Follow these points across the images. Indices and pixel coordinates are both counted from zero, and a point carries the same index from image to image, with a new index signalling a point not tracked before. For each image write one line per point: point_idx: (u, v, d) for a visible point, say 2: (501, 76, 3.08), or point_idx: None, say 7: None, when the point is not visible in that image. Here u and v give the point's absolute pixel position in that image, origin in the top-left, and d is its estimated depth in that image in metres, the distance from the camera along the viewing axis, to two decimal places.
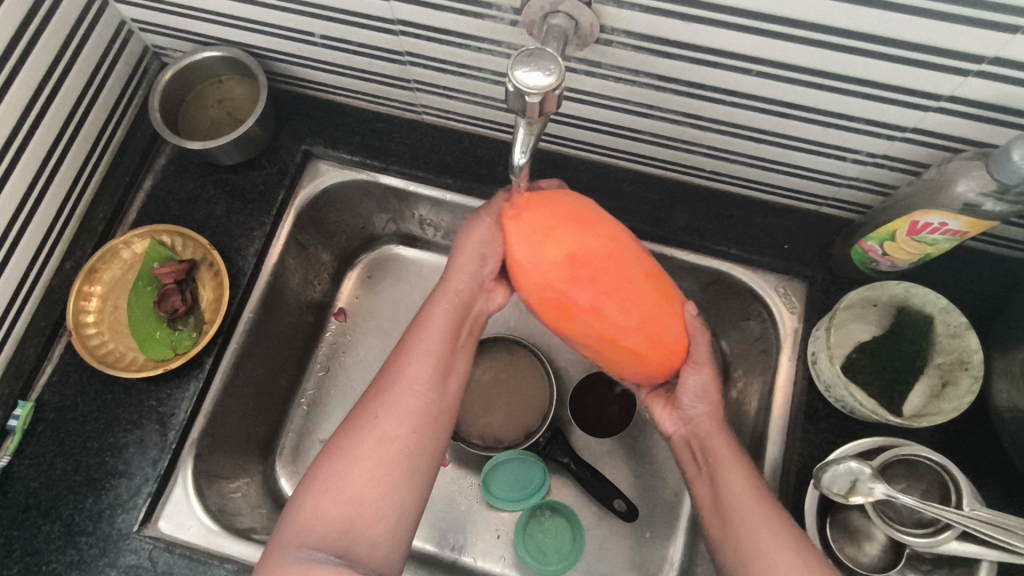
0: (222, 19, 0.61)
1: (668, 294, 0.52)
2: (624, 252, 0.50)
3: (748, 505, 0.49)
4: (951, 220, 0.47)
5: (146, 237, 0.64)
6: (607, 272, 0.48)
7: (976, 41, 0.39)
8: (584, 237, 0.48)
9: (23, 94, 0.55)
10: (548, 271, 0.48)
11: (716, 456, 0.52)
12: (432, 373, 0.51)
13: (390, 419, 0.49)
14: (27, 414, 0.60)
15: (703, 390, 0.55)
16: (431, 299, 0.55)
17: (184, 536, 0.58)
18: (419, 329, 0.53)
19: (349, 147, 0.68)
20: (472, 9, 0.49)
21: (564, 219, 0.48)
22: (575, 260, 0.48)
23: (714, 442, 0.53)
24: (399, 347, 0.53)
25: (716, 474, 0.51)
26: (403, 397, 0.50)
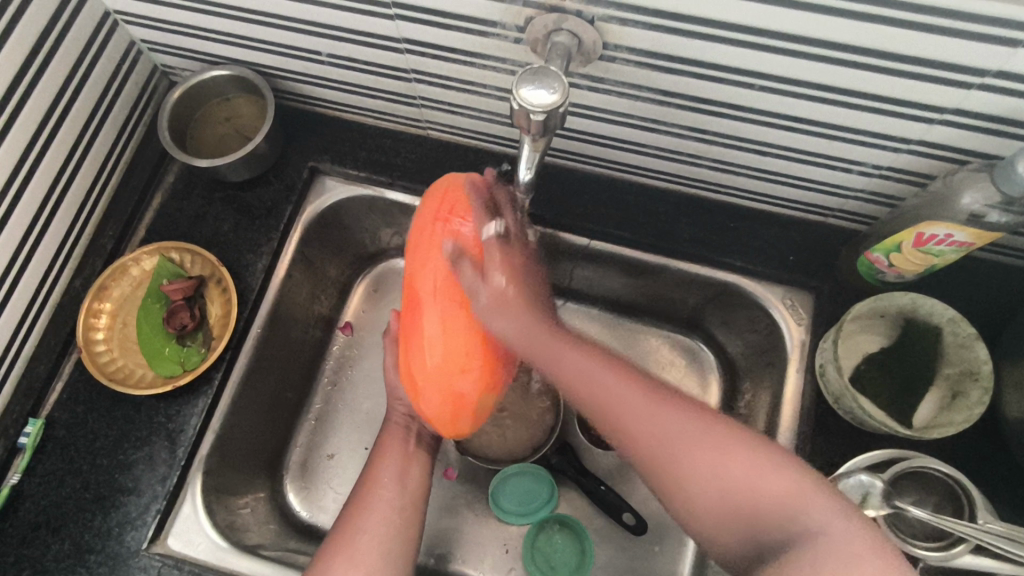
0: (230, 39, 0.61)
1: (445, 260, 0.53)
2: (426, 337, 0.53)
3: (613, 386, 0.48)
4: (958, 230, 0.47)
5: (155, 254, 0.65)
6: (449, 353, 0.53)
7: (979, 55, 0.40)
8: (433, 386, 0.54)
9: (34, 115, 0.56)
10: (464, 383, 0.54)
11: (567, 367, 0.51)
12: (399, 484, 0.59)
13: (366, 517, 0.55)
14: (37, 431, 0.60)
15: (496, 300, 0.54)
16: (379, 439, 0.63)
17: (193, 553, 0.58)
18: (374, 461, 0.61)
19: (355, 163, 0.69)
20: (477, 27, 0.49)
21: (431, 395, 0.55)
22: (454, 386, 0.54)
23: (566, 357, 0.52)
24: (369, 465, 0.61)
25: (588, 382, 0.49)
26: (373, 507, 0.56)
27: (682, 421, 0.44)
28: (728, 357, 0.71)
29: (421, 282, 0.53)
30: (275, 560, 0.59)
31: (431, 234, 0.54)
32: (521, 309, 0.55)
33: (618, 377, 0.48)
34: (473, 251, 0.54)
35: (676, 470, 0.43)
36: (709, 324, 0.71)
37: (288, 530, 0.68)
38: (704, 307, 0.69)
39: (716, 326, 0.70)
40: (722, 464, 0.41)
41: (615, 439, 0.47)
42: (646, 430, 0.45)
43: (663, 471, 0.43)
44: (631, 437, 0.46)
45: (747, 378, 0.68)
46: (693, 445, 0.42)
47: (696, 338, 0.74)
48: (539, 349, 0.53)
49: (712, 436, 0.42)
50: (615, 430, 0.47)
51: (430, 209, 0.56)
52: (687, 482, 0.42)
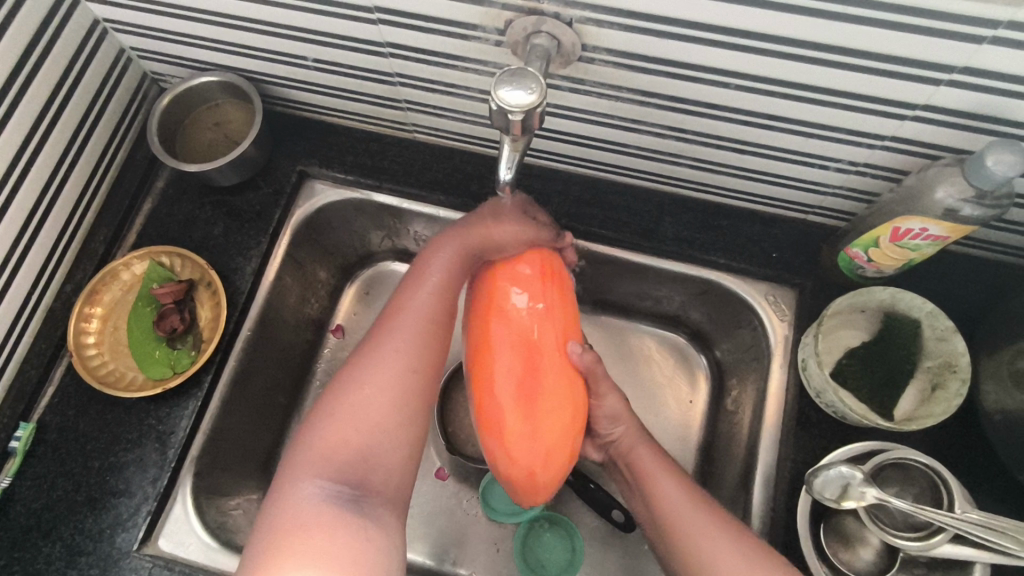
0: (217, 45, 0.62)
1: (558, 320, 0.53)
2: (547, 395, 0.51)
3: (710, 550, 0.48)
4: (933, 224, 0.49)
5: (146, 258, 0.66)
6: (578, 412, 0.53)
7: (944, 51, 0.41)
8: (535, 446, 0.51)
9: (24, 122, 0.57)
10: (562, 437, 0.52)
11: (670, 499, 0.52)
12: (429, 316, 0.51)
13: (370, 392, 0.47)
14: (29, 435, 0.60)
15: (617, 412, 0.58)
16: (395, 308, 0.52)
17: (184, 554, 0.58)
18: (389, 321, 0.51)
19: (343, 166, 0.70)
20: (458, 31, 0.50)
21: (537, 457, 0.52)
22: (571, 444, 0.53)
23: (666, 493, 0.53)
24: (377, 328, 0.51)
25: (676, 517, 0.51)
26: (381, 371, 0.48)
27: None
28: (715, 354, 0.72)
29: (525, 340, 0.51)
30: None
31: (543, 292, 0.53)
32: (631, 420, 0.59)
33: (707, 544, 0.49)
34: (566, 310, 0.54)
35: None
36: (696, 322, 0.72)
37: None
38: (691, 305, 0.69)
39: (702, 323, 0.71)
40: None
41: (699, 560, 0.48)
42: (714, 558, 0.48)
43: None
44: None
45: (733, 375, 0.69)
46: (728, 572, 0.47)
47: (684, 337, 0.74)
48: (647, 468, 0.56)
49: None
50: (691, 568, 0.49)
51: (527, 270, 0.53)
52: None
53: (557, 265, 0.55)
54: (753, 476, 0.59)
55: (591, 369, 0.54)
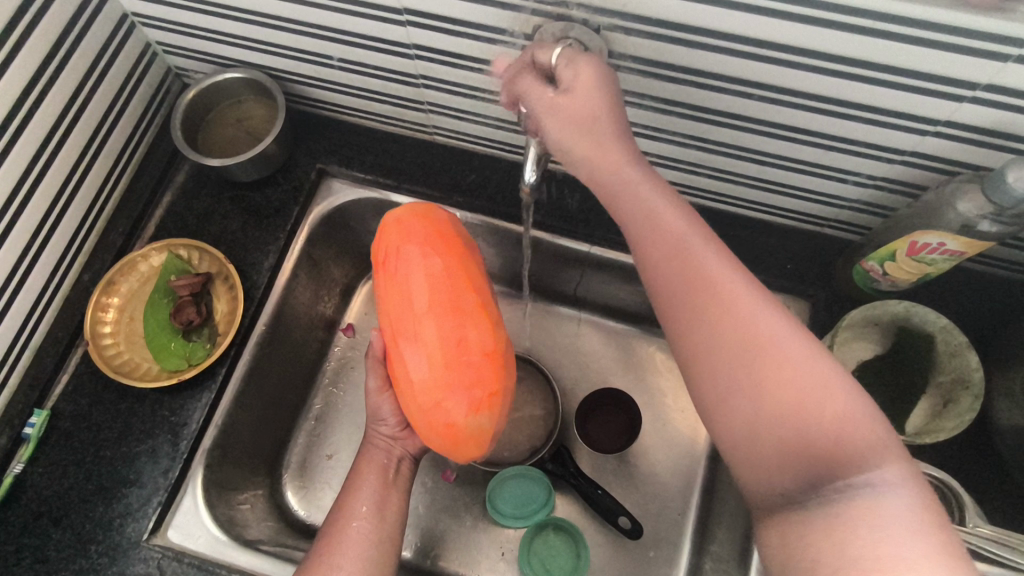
0: (244, 42, 0.63)
1: (392, 295, 0.56)
2: (416, 369, 0.55)
3: (719, 309, 0.39)
4: (949, 239, 0.49)
5: (164, 250, 0.66)
6: (417, 386, 0.55)
7: (968, 68, 0.41)
8: (433, 415, 0.55)
9: (51, 112, 0.57)
10: (449, 407, 0.55)
11: (677, 239, 0.42)
12: (376, 494, 0.58)
13: (337, 530, 0.55)
14: (43, 422, 0.61)
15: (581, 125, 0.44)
16: (355, 466, 0.61)
17: (192, 546, 0.58)
18: (352, 481, 0.59)
19: (364, 166, 0.71)
20: (486, 35, 0.51)
21: (436, 428, 0.56)
22: (441, 417, 0.55)
23: (668, 227, 0.42)
24: (344, 490, 0.59)
25: (684, 269, 0.41)
26: (346, 532, 0.54)
27: (807, 370, 0.36)
28: None
29: (403, 315, 0.55)
30: (273, 555, 0.59)
31: (394, 273, 0.56)
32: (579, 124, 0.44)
33: (726, 315, 0.39)
34: (391, 281, 0.56)
35: (725, 381, 0.38)
36: None
37: (286, 528, 0.68)
38: None
39: None
40: (796, 397, 0.36)
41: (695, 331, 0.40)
42: (728, 305, 0.39)
43: (711, 366, 0.39)
44: (710, 355, 0.39)
45: None
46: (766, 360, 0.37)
47: None
48: (681, 240, 0.42)
49: (801, 361, 0.37)
50: (687, 336, 0.40)
51: (391, 253, 0.57)
52: (730, 390, 0.38)
53: (406, 243, 0.56)
54: None
55: (434, 339, 0.54)
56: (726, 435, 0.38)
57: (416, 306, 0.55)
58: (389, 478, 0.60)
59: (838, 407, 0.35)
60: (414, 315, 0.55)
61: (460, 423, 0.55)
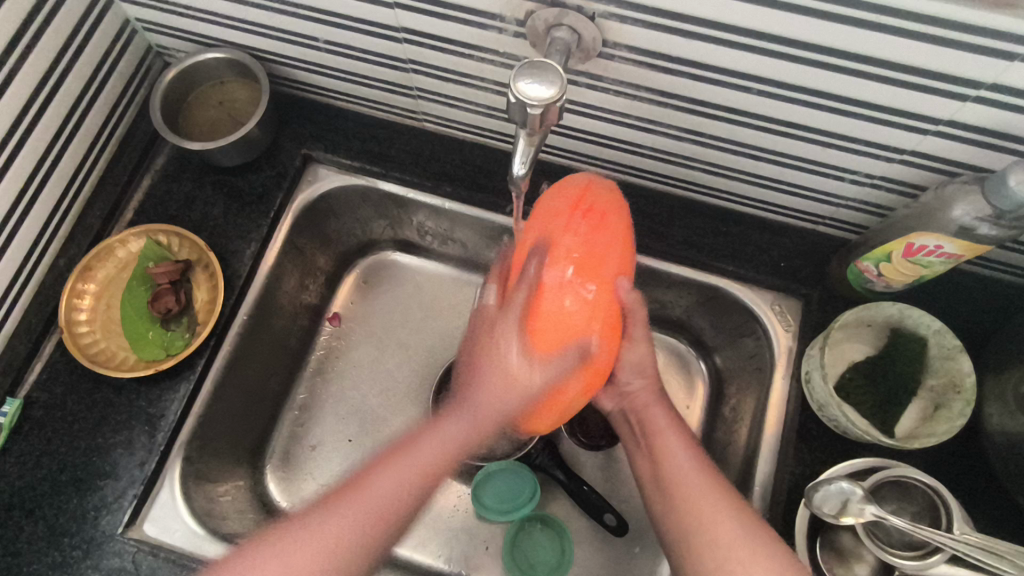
0: (227, 21, 0.61)
1: (596, 247, 0.49)
2: (583, 327, 0.49)
3: (681, 476, 0.52)
4: (948, 242, 0.48)
5: (143, 236, 0.64)
6: (575, 346, 0.50)
7: (975, 67, 0.40)
8: (564, 374, 0.50)
9: (22, 90, 0.55)
10: (577, 375, 0.51)
11: (681, 469, 0.52)
12: (420, 470, 0.50)
13: (318, 544, 0.46)
14: (15, 411, 0.59)
15: (641, 368, 0.59)
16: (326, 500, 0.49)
17: (169, 540, 0.57)
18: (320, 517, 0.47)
19: (349, 152, 0.68)
20: (477, 20, 0.49)
21: (549, 384, 0.50)
22: (568, 378, 0.50)
23: (680, 465, 0.53)
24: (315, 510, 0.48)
25: (682, 478, 0.52)
26: (306, 539, 0.46)
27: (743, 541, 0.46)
28: (715, 361, 0.71)
29: (597, 266, 0.49)
30: None
31: (605, 229, 0.50)
32: (642, 351, 0.58)
33: (704, 494, 0.50)
34: (601, 235, 0.50)
35: (698, 546, 0.48)
36: (698, 327, 0.71)
37: (267, 520, 0.67)
38: (693, 310, 0.69)
39: (705, 329, 0.70)
40: (741, 542, 0.46)
41: (678, 511, 0.50)
42: (697, 486, 0.51)
43: (695, 530, 0.48)
44: (692, 512, 0.49)
45: (733, 383, 0.68)
46: (719, 514, 0.48)
47: (684, 342, 0.73)
48: (655, 424, 0.57)
49: (751, 535, 0.46)
50: (676, 506, 0.51)
51: (596, 210, 0.51)
52: (701, 544, 0.48)
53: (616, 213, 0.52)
54: (749, 486, 0.59)
55: (609, 318, 0.51)
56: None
57: (612, 267, 0.50)
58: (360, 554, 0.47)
59: (776, 571, 0.44)
60: (608, 281, 0.50)
61: (566, 391, 0.51)
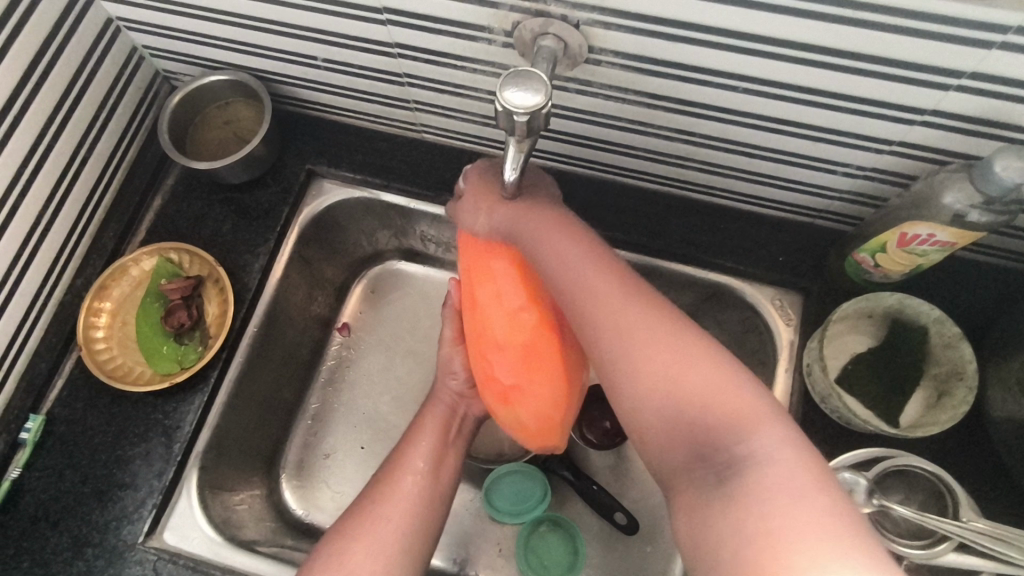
0: (229, 44, 0.63)
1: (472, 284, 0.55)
2: (488, 344, 0.55)
3: (626, 338, 0.42)
4: (940, 230, 0.48)
5: (155, 254, 0.66)
6: (496, 373, 0.56)
7: (953, 56, 0.40)
8: (500, 384, 0.56)
9: (37, 119, 0.57)
10: (513, 383, 0.56)
11: (608, 339, 0.43)
12: (438, 433, 0.61)
13: (366, 539, 0.52)
14: (38, 427, 0.61)
15: (529, 247, 0.52)
16: (364, 497, 0.56)
17: (188, 547, 0.59)
18: (359, 518, 0.54)
19: (352, 165, 0.70)
20: (466, 32, 0.51)
21: (498, 393, 0.57)
22: (504, 389, 0.56)
23: (621, 313, 0.43)
24: (366, 497, 0.56)
25: (619, 344, 0.42)
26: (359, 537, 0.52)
27: (725, 418, 0.37)
28: None
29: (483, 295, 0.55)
30: (269, 556, 0.60)
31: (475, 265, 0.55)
32: (553, 232, 0.50)
33: (665, 357, 0.40)
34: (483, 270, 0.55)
35: (663, 413, 0.39)
36: (701, 323, 0.71)
37: (283, 528, 0.69)
38: (695, 308, 0.69)
39: (708, 325, 0.71)
40: (699, 414, 0.38)
41: (620, 362, 0.41)
42: (648, 343, 0.41)
43: (642, 399, 0.40)
44: (648, 378, 0.40)
45: None
46: (670, 376, 0.39)
47: None
48: (573, 288, 0.46)
49: (721, 400, 0.38)
50: (621, 351, 0.42)
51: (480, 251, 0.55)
52: (654, 415, 0.39)
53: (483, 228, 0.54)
54: None
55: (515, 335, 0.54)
56: (660, 457, 0.40)
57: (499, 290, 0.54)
58: (416, 507, 0.55)
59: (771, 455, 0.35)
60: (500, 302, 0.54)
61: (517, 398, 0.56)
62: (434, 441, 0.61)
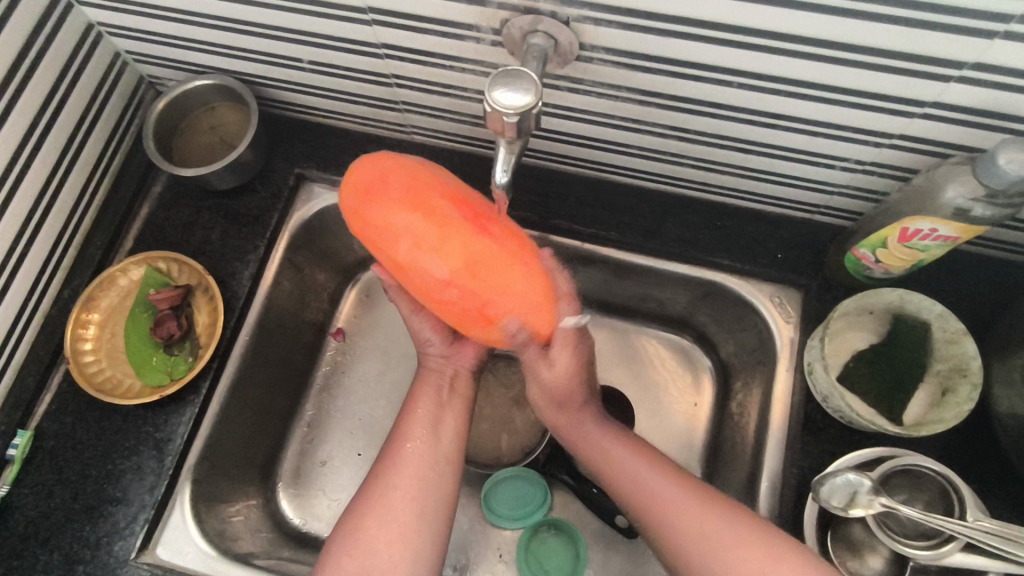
0: (213, 48, 0.62)
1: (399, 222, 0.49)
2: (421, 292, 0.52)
3: (655, 502, 0.53)
4: (943, 224, 0.48)
5: (142, 263, 0.65)
6: (450, 315, 0.52)
7: (954, 47, 0.39)
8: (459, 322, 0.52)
9: (18, 128, 0.56)
10: (465, 318, 0.51)
11: (662, 492, 0.53)
12: (433, 392, 0.59)
13: (378, 516, 0.52)
14: (26, 442, 0.60)
15: (559, 355, 0.56)
16: (372, 468, 0.55)
17: (183, 562, 0.58)
18: (370, 489, 0.54)
19: (342, 169, 0.69)
20: (453, 31, 0.49)
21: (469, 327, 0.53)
22: (465, 323, 0.52)
23: (647, 488, 0.54)
24: (375, 467, 0.55)
25: (664, 504, 0.52)
26: (372, 513, 0.52)
27: (755, 544, 0.47)
28: (720, 356, 0.71)
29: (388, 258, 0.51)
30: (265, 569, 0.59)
31: (379, 204, 0.50)
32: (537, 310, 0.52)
33: (682, 507, 0.51)
34: (403, 203, 0.49)
35: (693, 553, 0.50)
36: (700, 322, 0.70)
37: (281, 538, 0.68)
38: (694, 306, 0.68)
39: (707, 324, 0.70)
40: (749, 558, 0.47)
41: (660, 527, 0.52)
42: (693, 524, 0.50)
43: (674, 522, 0.51)
44: (690, 545, 0.50)
45: (739, 377, 0.68)
46: (714, 548, 0.49)
47: (688, 338, 0.73)
48: (621, 472, 0.56)
49: (750, 535, 0.48)
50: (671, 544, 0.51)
51: (392, 188, 0.50)
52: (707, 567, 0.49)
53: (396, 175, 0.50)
54: (758, 481, 0.58)
55: (430, 277, 0.50)
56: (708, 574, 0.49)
57: (390, 243, 0.50)
58: (424, 471, 0.54)
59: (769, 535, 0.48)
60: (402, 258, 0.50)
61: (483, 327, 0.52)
62: (432, 399, 0.59)
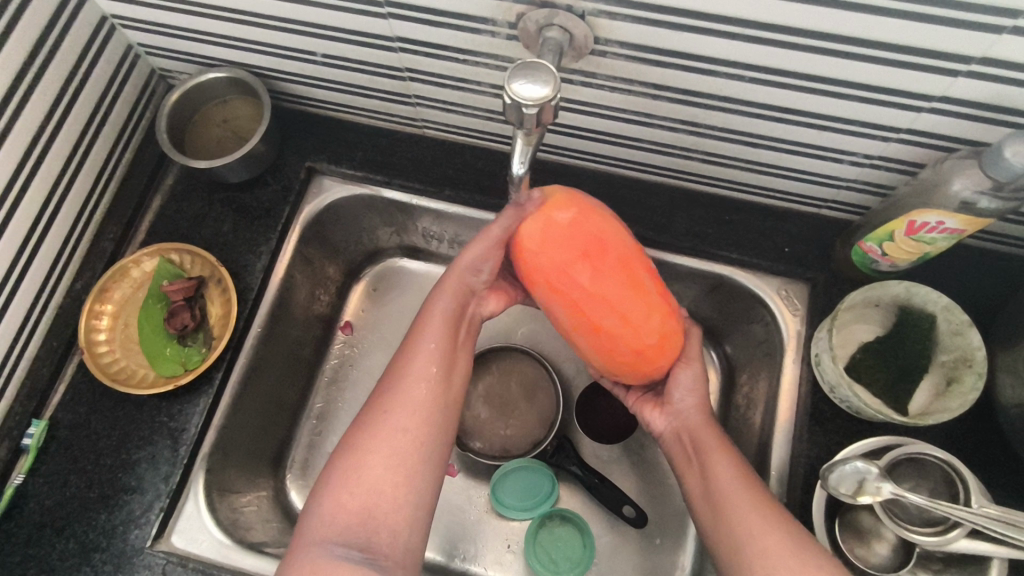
0: (227, 41, 0.62)
1: (613, 285, 0.51)
2: (608, 307, 0.51)
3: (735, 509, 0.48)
4: (949, 217, 0.48)
5: (155, 255, 0.66)
6: (620, 334, 0.52)
7: (963, 42, 0.40)
8: (625, 342, 0.53)
9: (33, 119, 0.56)
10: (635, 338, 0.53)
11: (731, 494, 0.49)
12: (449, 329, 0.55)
13: (380, 456, 0.48)
14: (41, 432, 0.61)
15: (693, 384, 0.57)
16: (375, 398, 0.52)
17: (196, 550, 0.58)
18: (370, 424, 0.50)
19: (352, 162, 0.69)
20: (468, 25, 0.50)
21: (624, 351, 0.54)
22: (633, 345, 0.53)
23: (730, 496, 0.49)
24: (379, 397, 0.52)
25: (732, 505, 0.49)
26: (375, 448, 0.49)
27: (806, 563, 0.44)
28: (725, 350, 0.71)
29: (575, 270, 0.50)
30: (278, 557, 0.59)
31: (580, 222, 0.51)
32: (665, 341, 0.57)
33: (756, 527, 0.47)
34: (621, 262, 0.51)
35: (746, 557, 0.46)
36: (705, 316, 0.71)
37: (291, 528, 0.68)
38: (701, 300, 0.69)
39: (713, 318, 0.70)
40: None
41: (727, 538, 0.48)
42: (761, 536, 0.46)
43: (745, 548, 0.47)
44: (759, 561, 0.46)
45: (744, 370, 0.69)
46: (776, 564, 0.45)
47: None
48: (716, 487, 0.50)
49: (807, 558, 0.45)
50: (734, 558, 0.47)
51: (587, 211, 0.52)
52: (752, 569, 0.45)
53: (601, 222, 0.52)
54: (766, 471, 0.59)
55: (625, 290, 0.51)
56: None
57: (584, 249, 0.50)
58: (430, 415, 0.51)
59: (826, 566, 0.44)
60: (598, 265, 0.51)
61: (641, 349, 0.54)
62: (445, 332, 0.54)
